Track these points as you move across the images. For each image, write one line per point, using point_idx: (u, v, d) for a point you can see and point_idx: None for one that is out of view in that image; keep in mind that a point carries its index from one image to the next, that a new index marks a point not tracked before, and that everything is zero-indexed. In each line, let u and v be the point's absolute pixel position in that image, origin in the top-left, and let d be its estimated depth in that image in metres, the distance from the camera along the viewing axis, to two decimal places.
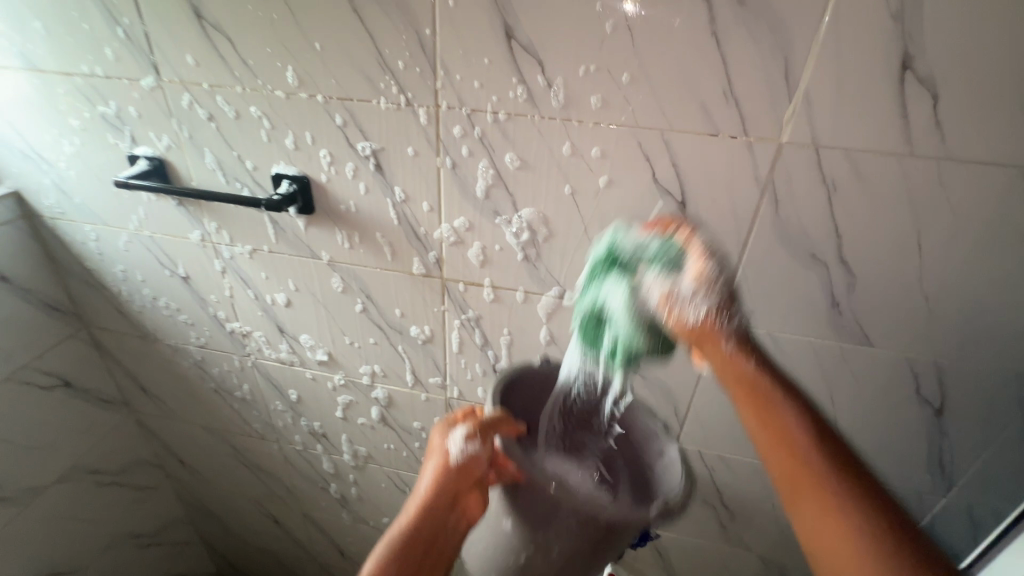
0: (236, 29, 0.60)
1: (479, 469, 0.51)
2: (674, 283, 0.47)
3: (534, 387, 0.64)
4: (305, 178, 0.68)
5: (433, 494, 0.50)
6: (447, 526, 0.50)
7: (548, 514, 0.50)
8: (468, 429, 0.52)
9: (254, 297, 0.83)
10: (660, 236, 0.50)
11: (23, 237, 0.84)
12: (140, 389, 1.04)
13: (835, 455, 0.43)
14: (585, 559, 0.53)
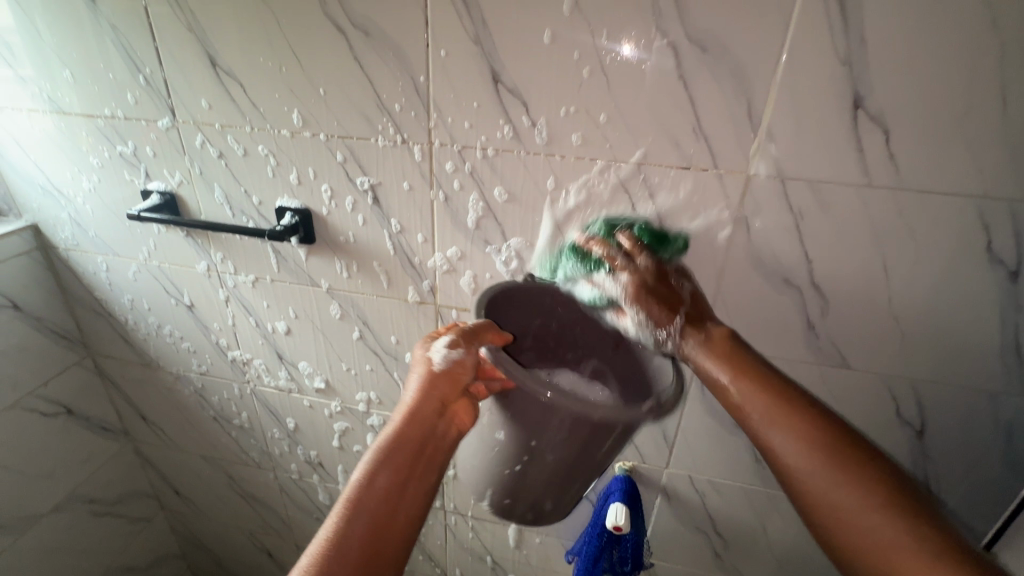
0: (247, 75, 0.65)
1: (464, 374, 0.55)
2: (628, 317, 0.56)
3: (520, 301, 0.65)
4: (307, 210, 0.72)
5: (423, 398, 0.54)
6: (438, 429, 0.54)
7: (541, 419, 0.54)
8: (450, 338, 0.55)
9: (255, 323, 0.85)
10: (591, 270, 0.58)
11: (37, 268, 0.88)
12: (140, 417, 1.06)
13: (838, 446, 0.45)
14: (579, 463, 0.58)
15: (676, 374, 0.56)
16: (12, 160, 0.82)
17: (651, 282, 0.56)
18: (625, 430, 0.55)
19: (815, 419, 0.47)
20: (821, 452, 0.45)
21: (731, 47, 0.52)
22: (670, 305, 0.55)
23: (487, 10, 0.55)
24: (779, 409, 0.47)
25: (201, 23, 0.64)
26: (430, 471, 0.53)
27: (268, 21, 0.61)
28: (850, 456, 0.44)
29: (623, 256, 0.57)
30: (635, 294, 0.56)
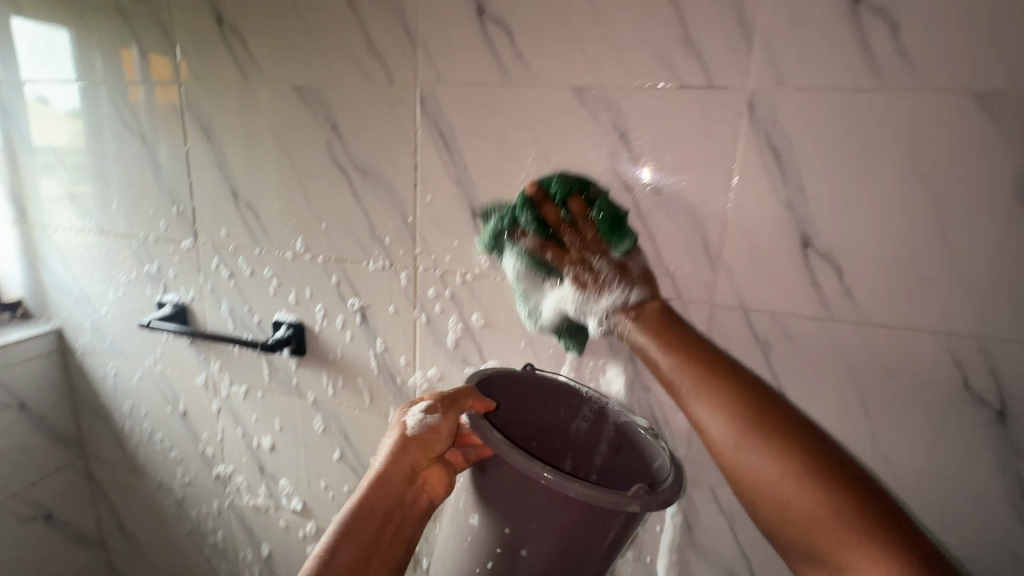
0: (262, 205, 0.74)
1: (438, 441, 0.53)
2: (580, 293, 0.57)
3: (519, 390, 0.61)
4: (301, 325, 0.76)
5: (390, 466, 0.52)
6: (404, 500, 0.53)
7: (526, 500, 0.48)
8: (428, 402, 0.53)
9: (242, 435, 0.86)
10: (545, 228, 0.56)
11: (53, 369, 0.94)
12: (118, 526, 1.03)
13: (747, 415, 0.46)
14: (561, 566, 0.49)
15: (676, 475, 0.51)
16: (54, 271, 0.92)
17: (591, 269, 0.56)
18: (616, 522, 0.47)
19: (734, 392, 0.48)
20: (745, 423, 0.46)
21: (681, 190, 0.57)
22: (607, 294, 0.56)
23: (468, 159, 0.63)
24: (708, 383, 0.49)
25: (230, 164, 0.74)
26: (393, 542, 0.52)
27: (285, 164, 0.71)
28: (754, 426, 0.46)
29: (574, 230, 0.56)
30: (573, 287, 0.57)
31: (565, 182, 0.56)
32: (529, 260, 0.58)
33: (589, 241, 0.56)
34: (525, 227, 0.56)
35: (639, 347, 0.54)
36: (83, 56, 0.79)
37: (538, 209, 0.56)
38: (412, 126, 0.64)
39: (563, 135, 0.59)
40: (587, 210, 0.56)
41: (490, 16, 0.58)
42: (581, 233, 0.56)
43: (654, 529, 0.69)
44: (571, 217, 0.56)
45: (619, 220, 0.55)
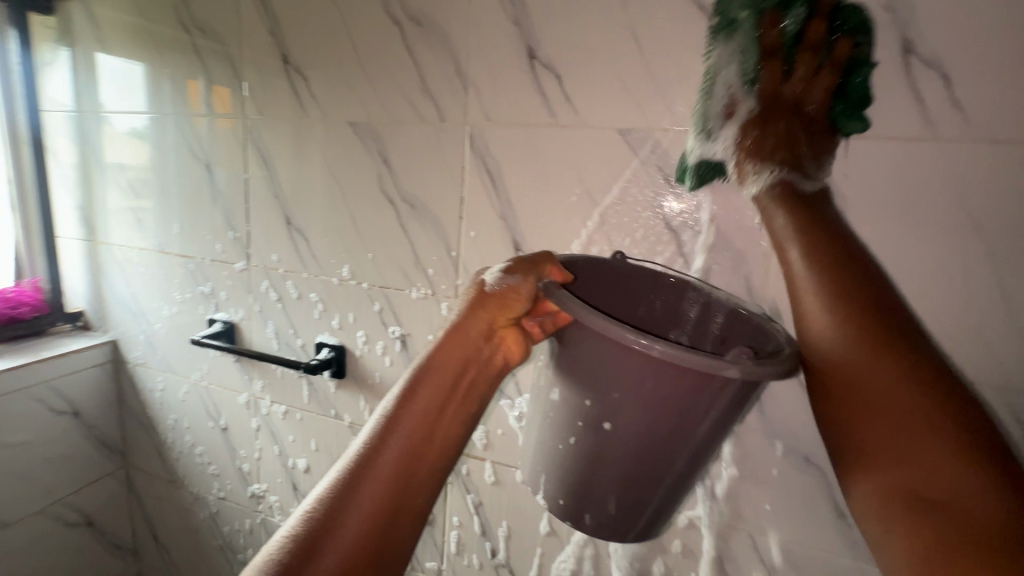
0: (313, 229, 0.77)
1: (516, 304, 0.48)
2: (763, 133, 0.51)
3: (608, 281, 0.56)
4: (342, 348, 0.79)
5: (465, 321, 0.48)
6: (480, 356, 0.49)
7: (615, 371, 0.43)
8: (506, 261, 0.49)
9: (279, 454, 0.88)
10: (800, 48, 0.49)
11: (105, 379, 0.98)
12: (152, 536, 1.05)
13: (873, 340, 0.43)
14: (649, 449, 0.45)
15: (790, 345, 0.44)
16: (115, 286, 0.97)
17: (796, 113, 0.50)
18: (719, 392, 0.41)
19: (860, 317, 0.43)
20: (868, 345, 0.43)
21: (723, 234, 0.58)
22: (789, 155, 0.50)
23: (513, 194, 0.65)
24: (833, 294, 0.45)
25: (285, 191, 0.79)
26: (468, 398, 0.48)
27: (337, 193, 0.75)
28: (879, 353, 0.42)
29: (813, 69, 0.49)
30: (763, 119, 0.51)
31: (850, 19, 0.49)
32: (754, 60, 0.50)
33: (819, 91, 0.50)
34: (782, 27, 0.49)
35: (766, 210, 0.51)
36: (158, 89, 0.85)
37: (811, 16, 0.48)
38: (460, 161, 0.67)
39: (607, 175, 0.61)
40: (841, 65, 0.49)
41: (540, 61, 0.61)
42: (814, 74, 0.49)
43: None
44: (826, 52, 0.49)
45: (854, 103, 0.50)
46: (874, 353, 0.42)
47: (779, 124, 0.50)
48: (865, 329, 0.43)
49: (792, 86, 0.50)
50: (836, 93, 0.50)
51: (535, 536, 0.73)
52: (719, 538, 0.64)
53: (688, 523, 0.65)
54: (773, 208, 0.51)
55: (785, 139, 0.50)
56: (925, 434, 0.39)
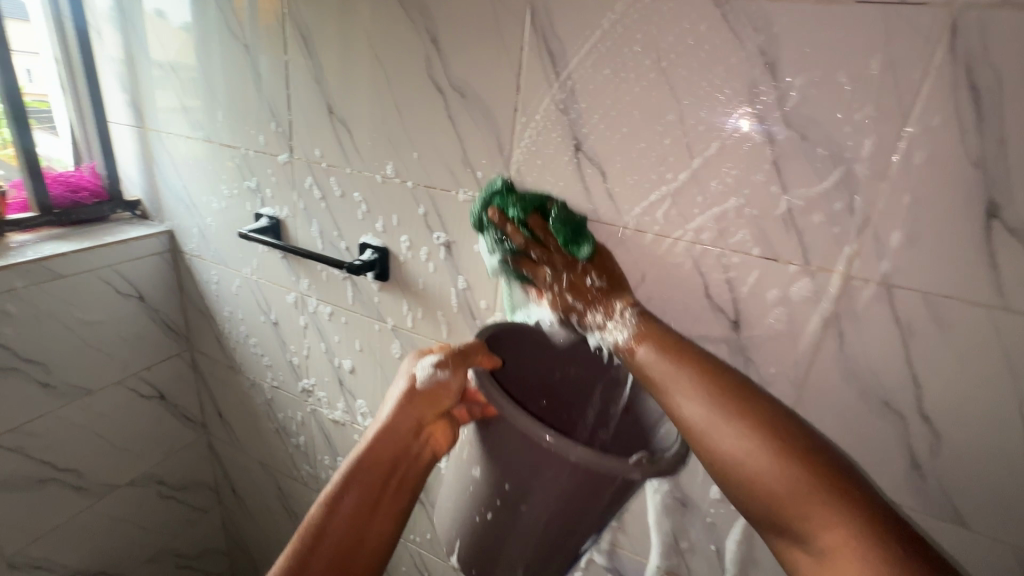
0: (356, 121, 0.72)
1: (446, 398, 0.52)
2: (558, 306, 0.58)
3: (525, 349, 0.62)
4: (385, 250, 0.76)
5: (396, 418, 0.51)
6: (411, 453, 0.51)
7: (531, 466, 0.47)
8: (438, 356, 0.52)
9: (325, 351, 0.90)
10: (522, 235, 0.57)
11: (164, 268, 1.02)
12: (217, 413, 1.14)
13: (732, 404, 0.46)
14: (562, 527, 0.50)
15: (680, 442, 0.52)
16: (167, 176, 0.97)
17: (563, 279, 0.57)
18: (620, 487, 0.48)
19: (718, 385, 0.48)
20: (725, 404, 0.47)
21: (834, 137, 0.48)
22: (593, 305, 0.57)
23: (579, 83, 0.56)
24: (695, 372, 0.49)
25: (326, 77, 0.72)
26: (402, 492, 0.51)
27: (381, 82, 0.68)
28: (736, 411, 0.46)
29: (542, 249, 0.57)
30: (553, 290, 0.58)
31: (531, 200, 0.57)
32: (510, 262, 0.60)
33: (558, 262, 0.57)
34: (511, 235, 0.58)
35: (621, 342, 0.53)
36: None
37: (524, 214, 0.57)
38: (518, 41, 0.58)
39: (693, 61, 0.51)
40: (545, 226, 0.57)
41: None
42: (547, 248, 0.57)
43: (729, 508, 0.65)
44: (540, 235, 0.57)
45: (576, 228, 0.56)
46: (726, 412, 0.46)
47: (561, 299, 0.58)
48: (721, 389, 0.47)
49: (547, 269, 0.58)
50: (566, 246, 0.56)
51: None
52: None
53: None
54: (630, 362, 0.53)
55: (581, 300, 0.57)
56: (792, 474, 0.42)
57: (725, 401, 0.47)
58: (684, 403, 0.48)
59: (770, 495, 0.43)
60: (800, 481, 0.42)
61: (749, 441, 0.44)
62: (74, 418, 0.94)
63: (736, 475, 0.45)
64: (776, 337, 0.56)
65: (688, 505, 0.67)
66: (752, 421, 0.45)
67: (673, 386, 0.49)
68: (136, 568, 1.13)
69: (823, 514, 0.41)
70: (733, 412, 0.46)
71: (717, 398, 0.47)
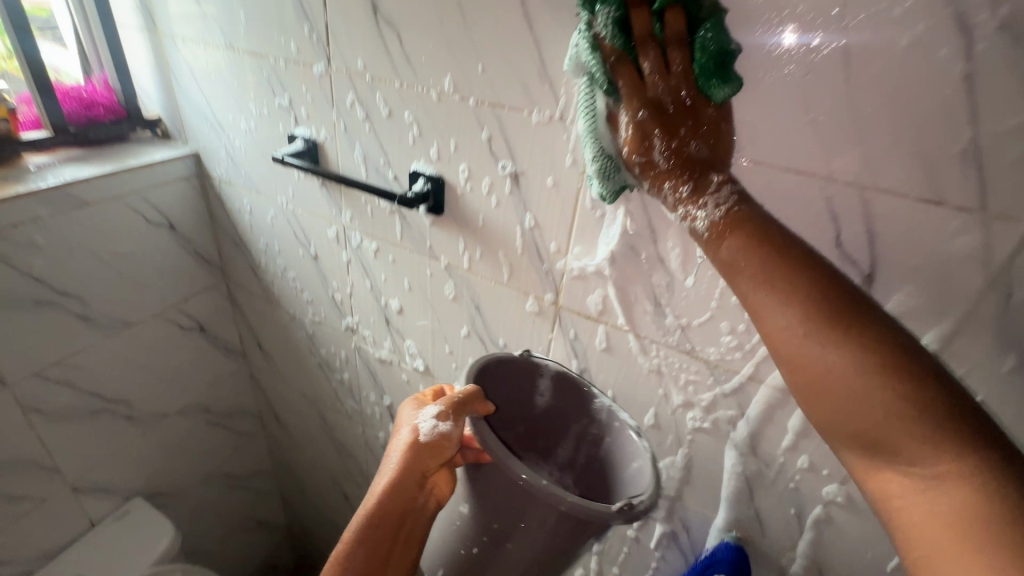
0: (406, 22, 0.60)
1: (448, 448, 0.53)
2: (635, 141, 0.46)
3: (512, 380, 0.64)
4: (440, 179, 0.67)
5: (402, 473, 0.53)
6: (417, 504, 0.53)
7: (515, 507, 0.50)
8: (439, 408, 0.53)
9: (371, 289, 0.84)
10: (649, 29, 0.42)
11: (193, 194, 0.95)
12: (258, 345, 1.12)
13: (829, 308, 0.38)
14: (541, 561, 0.53)
15: (655, 485, 0.54)
16: (188, 91, 0.87)
17: (671, 109, 0.44)
18: (594, 531, 0.52)
19: (812, 284, 0.39)
20: (817, 311, 0.38)
21: None
22: (683, 163, 0.45)
23: None
24: (782, 271, 0.40)
25: None
26: (409, 541, 0.54)
27: None
28: (831, 318, 0.38)
29: (664, 55, 0.43)
30: (642, 120, 0.44)
31: None
32: (600, 64, 0.45)
33: (677, 91, 0.43)
34: (635, 21, 0.42)
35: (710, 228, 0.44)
36: None
37: (666, 4, 0.41)
38: None
39: None
40: (685, 29, 0.42)
41: None
42: (666, 59, 0.43)
43: (819, 474, 0.59)
44: (667, 40, 0.43)
45: (725, 61, 0.42)
46: (814, 319, 0.38)
47: (649, 126, 0.44)
48: (814, 294, 0.39)
49: (654, 88, 0.44)
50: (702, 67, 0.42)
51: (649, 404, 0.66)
52: None
53: None
54: (721, 231, 0.43)
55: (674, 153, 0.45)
56: (890, 395, 0.35)
57: (830, 312, 0.38)
58: (762, 306, 0.41)
59: (867, 421, 0.36)
60: (900, 406, 0.35)
61: (840, 356, 0.37)
62: (117, 350, 0.92)
63: (819, 390, 0.38)
64: (918, 296, 0.47)
65: (772, 468, 0.62)
66: (849, 329, 0.37)
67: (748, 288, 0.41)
68: (192, 487, 1.17)
69: (916, 445, 0.35)
70: (825, 321, 0.38)
71: (817, 309, 0.38)
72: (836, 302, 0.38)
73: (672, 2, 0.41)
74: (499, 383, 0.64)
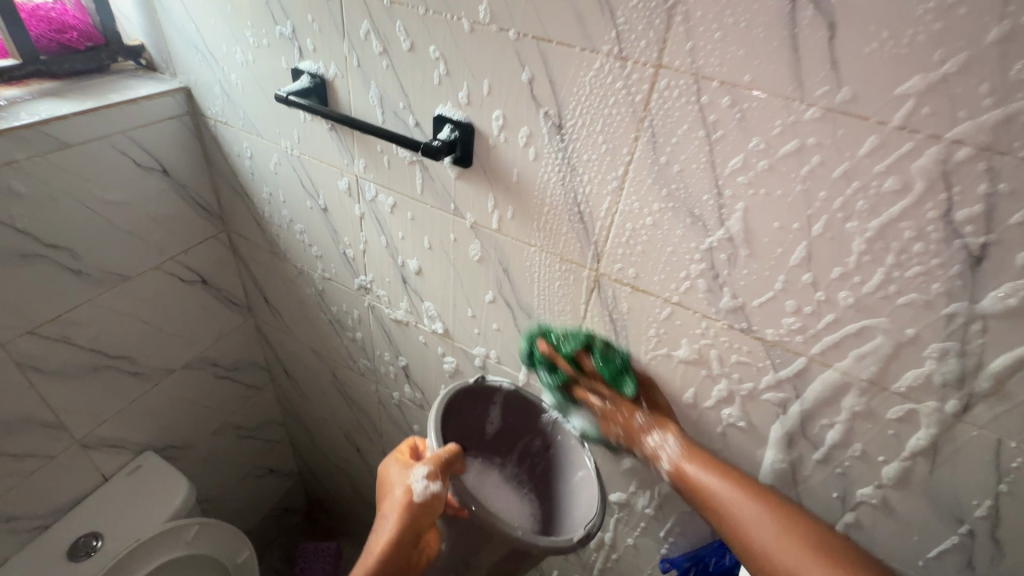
0: None
1: (438, 507, 0.58)
2: (604, 431, 0.66)
3: (469, 402, 0.70)
4: (469, 126, 0.58)
5: (398, 535, 0.56)
6: (411, 559, 0.58)
7: (482, 538, 0.59)
8: (428, 473, 0.57)
9: (386, 247, 0.77)
10: (573, 360, 0.65)
11: (186, 135, 0.86)
12: (263, 298, 1.07)
13: (778, 509, 0.52)
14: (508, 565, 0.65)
15: (601, 501, 0.64)
16: (173, 14, 0.76)
17: (610, 411, 0.64)
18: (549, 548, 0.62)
19: (765, 496, 0.54)
20: (771, 509, 0.53)
21: None
22: (633, 441, 0.64)
23: None
24: (743, 491, 0.55)
25: None
26: None
27: None
28: (784, 514, 0.52)
29: (590, 377, 0.65)
30: (600, 415, 0.65)
31: (583, 340, 0.64)
32: (555, 394, 0.68)
33: (607, 391, 0.64)
34: (562, 360, 0.66)
35: (676, 464, 0.59)
36: None
37: (579, 350, 0.64)
38: None
39: None
40: (591, 359, 0.64)
41: None
42: (592, 378, 0.65)
43: (875, 462, 0.56)
44: (585, 370, 0.65)
45: (619, 368, 0.63)
46: (773, 517, 0.52)
47: (605, 424, 0.65)
48: (766, 500, 0.53)
49: (596, 405, 0.65)
50: (613, 377, 0.63)
51: (692, 380, 0.62)
52: (951, 437, 0.50)
53: (907, 413, 0.51)
54: (681, 461, 0.59)
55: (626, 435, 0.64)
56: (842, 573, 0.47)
57: (784, 508, 0.52)
58: (738, 516, 0.53)
59: None
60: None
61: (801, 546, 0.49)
62: (114, 304, 0.86)
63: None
64: None
65: (822, 452, 0.58)
66: (797, 523, 0.51)
67: (725, 504, 0.54)
68: (204, 439, 1.16)
69: None
70: (781, 517, 0.52)
71: (773, 511, 0.52)
72: (783, 509, 0.52)
73: (577, 347, 0.64)
74: (460, 407, 0.70)
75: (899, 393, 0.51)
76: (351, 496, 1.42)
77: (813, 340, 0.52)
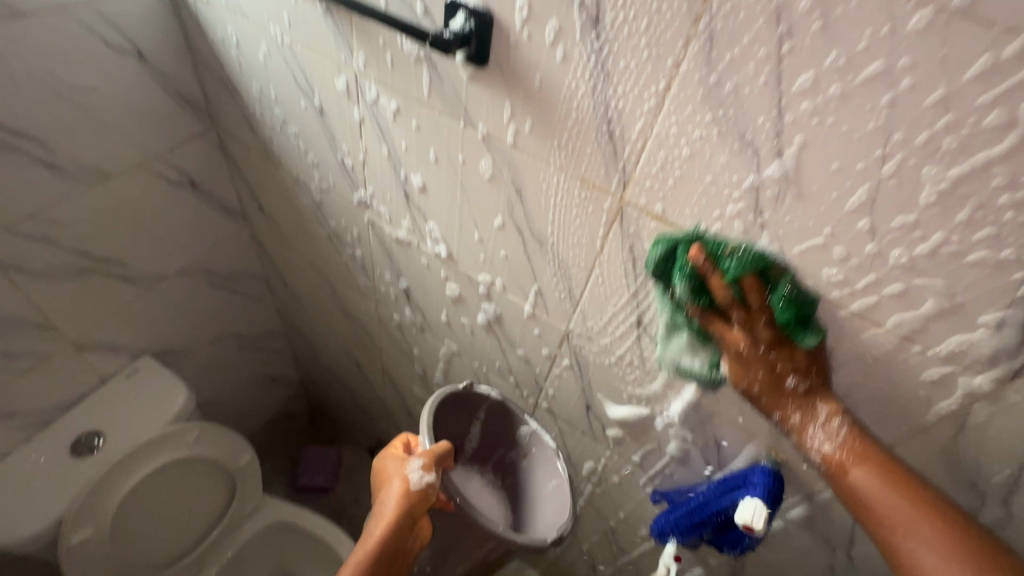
0: None
1: (432, 496, 0.62)
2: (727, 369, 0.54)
3: (456, 408, 0.72)
4: (487, 14, 0.49)
5: (395, 520, 0.60)
6: (406, 544, 0.62)
7: (466, 527, 0.65)
8: (424, 464, 0.61)
9: (388, 158, 0.70)
10: (737, 285, 0.49)
11: (162, 12, 0.76)
12: (258, 207, 1.01)
13: (930, 506, 0.46)
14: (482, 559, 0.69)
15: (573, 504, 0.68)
16: None
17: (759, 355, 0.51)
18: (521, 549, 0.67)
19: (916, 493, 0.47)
20: (923, 506, 0.46)
21: None
22: (777, 402, 0.53)
23: None
24: (891, 485, 0.47)
25: None
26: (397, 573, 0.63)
27: None
28: (937, 513, 0.45)
29: (748, 309, 0.50)
30: (733, 353, 0.52)
31: (760, 265, 0.48)
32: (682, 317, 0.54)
33: (767, 329, 0.50)
34: (719, 280, 0.49)
35: (825, 453, 0.51)
36: None
37: (749, 275, 0.48)
38: None
39: None
40: (762, 291, 0.48)
41: None
42: (749, 313, 0.50)
43: (894, 425, 0.53)
44: (749, 301, 0.49)
45: (806, 314, 0.48)
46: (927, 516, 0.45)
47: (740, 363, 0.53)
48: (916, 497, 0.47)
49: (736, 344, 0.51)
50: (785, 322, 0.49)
51: None
52: (985, 406, 0.47)
53: (943, 378, 0.47)
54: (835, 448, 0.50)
55: (769, 387, 0.53)
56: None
57: (935, 505, 0.46)
58: (881, 515, 0.47)
59: None
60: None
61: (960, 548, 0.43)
62: (95, 202, 0.80)
63: None
64: None
65: None
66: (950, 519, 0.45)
67: (872, 501, 0.48)
68: (203, 346, 1.15)
69: None
70: (931, 514, 0.45)
71: (928, 509, 0.46)
72: (934, 503, 0.46)
73: (749, 271, 0.48)
74: (442, 416, 0.70)
75: (940, 358, 0.46)
76: (350, 407, 1.46)
77: (851, 294, 0.47)
